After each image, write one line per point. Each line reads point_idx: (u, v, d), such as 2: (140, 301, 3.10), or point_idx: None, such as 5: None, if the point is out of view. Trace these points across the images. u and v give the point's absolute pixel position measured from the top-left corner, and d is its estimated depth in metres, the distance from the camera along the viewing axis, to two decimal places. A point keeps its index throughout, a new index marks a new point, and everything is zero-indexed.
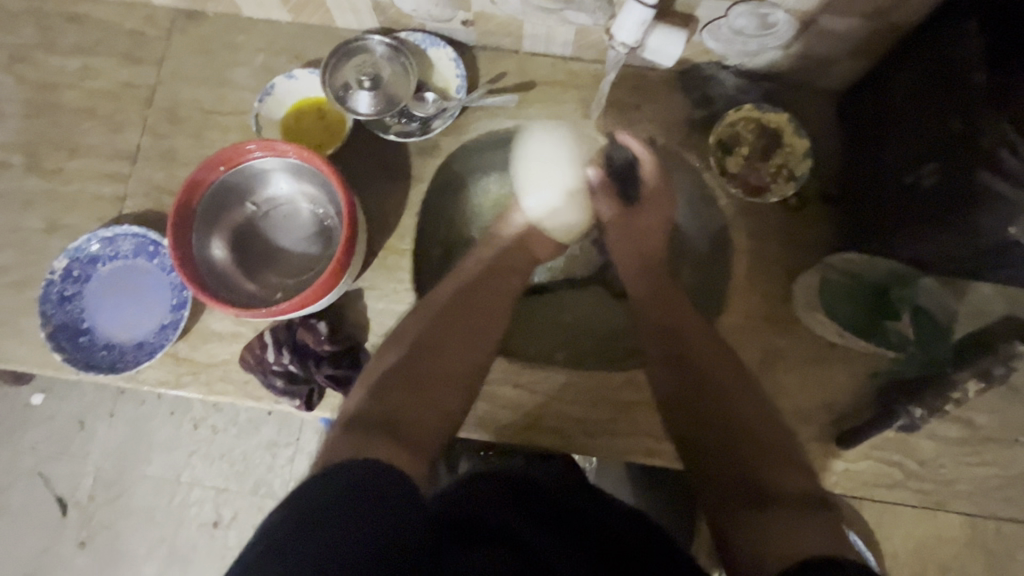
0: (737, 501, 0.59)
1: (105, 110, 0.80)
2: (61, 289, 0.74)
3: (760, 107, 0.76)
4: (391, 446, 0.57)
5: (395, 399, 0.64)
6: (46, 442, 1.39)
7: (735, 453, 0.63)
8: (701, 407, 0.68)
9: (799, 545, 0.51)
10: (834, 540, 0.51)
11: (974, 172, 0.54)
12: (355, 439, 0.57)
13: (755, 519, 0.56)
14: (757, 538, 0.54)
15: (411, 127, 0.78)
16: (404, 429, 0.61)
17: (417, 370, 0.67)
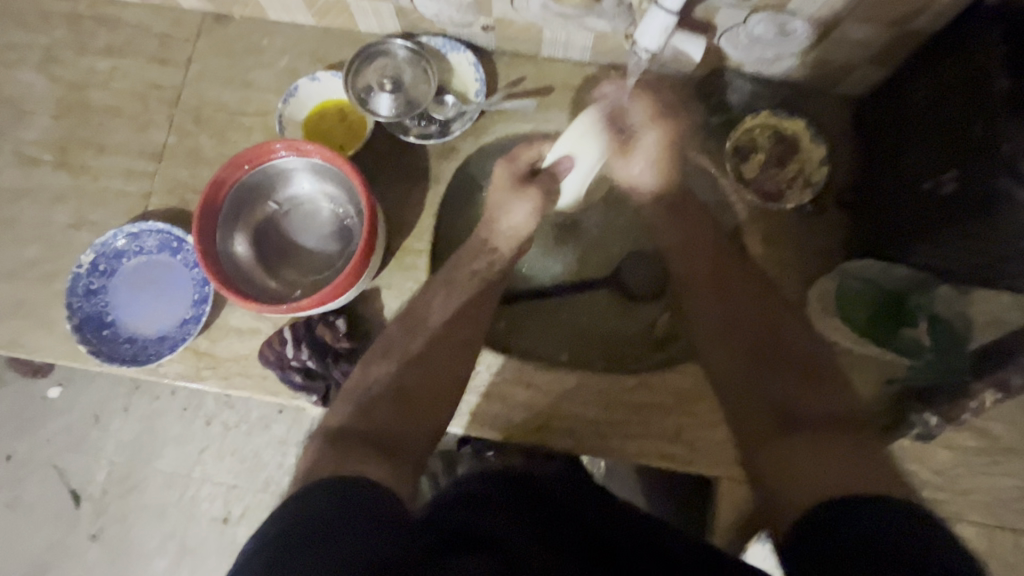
0: (775, 435, 0.59)
1: (133, 109, 0.82)
2: (87, 283, 0.76)
3: (778, 112, 0.76)
4: (379, 463, 0.56)
5: (379, 413, 0.62)
6: (62, 435, 1.41)
7: (775, 391, 0.63)
8: (727, 346, 0.69)
9: (829, 476, 0.51)
10: (862, 463, 0.52)
11: (995, 179, 0.54)
12: (342, 448, 0.57)
13: (784, 450, 0.57)
14: (788, 469, 0.55)
15: (431, 130, 0.79)
16: (385, 441, 0.59)
17: (409, 386, 0.65)
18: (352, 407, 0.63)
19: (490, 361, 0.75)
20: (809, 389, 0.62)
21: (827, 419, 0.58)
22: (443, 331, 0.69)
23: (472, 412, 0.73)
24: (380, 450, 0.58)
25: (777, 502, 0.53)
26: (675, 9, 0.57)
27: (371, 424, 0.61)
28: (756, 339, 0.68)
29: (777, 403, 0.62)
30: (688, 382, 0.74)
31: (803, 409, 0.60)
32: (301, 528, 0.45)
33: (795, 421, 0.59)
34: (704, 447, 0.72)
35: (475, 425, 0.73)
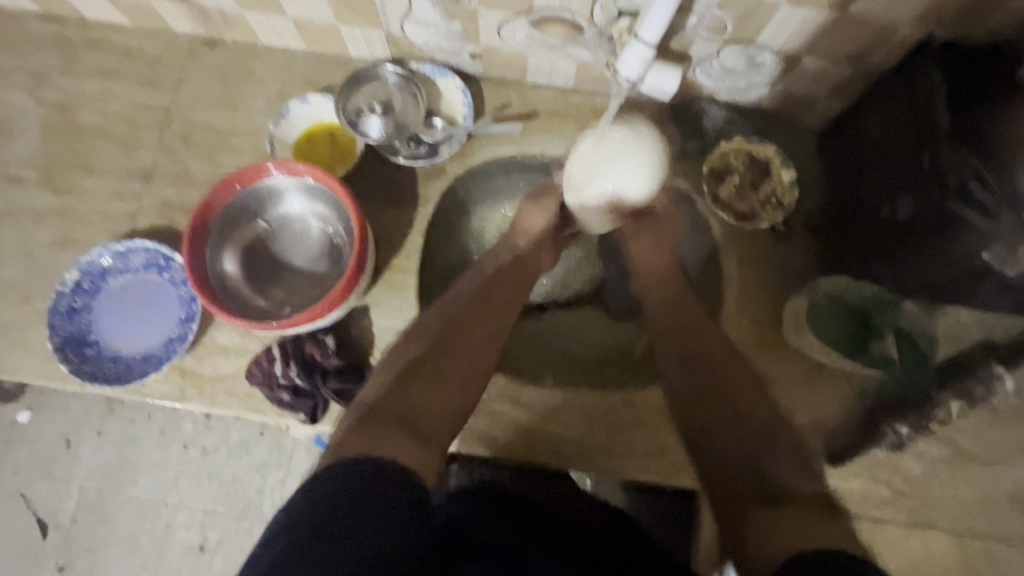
0: (737, 503, 0.59)
1: (121, 130, 0.83)
2: (70, 302, 0.75)
3: (747, 138, 0.81)
4: (415, 445, 0.56)
5: (414, 391, 0.62)
6: (30, 463, 1.36)
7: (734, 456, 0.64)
8: (705, 397, 0.69)
9: (798, 541, 0.51)
10: (830, 537, 0.52)
11: (947, 205, 0.58)
12: (373, 429, 0.55)
13: (755, 514, 0.57)
14: (759, 533, 0.55)
15: (420, 151, 0.81)
16: (418, 426, 0.59)
17: (445, 366, 0.66)
18: (389, 381, 0.63)
19: None
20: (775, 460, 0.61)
21: (793, 489, 0.58)
22: (468, 322, 0.71)
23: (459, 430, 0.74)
24: (413, 437, 0.57)
25: (746, 559, 0.53)
26: (654, 41, 0.60)
27: (409, 405, 0.61)
28: (728, 401, 0.67)
29: (754, 469, 0.61)
30: None
31: (778, 477, 0.60)
32: (345, 504, 0.47)
33: (770, 491, 0.58)
34: (686, 462, 0.74)
35: (462, 443, 0.74)
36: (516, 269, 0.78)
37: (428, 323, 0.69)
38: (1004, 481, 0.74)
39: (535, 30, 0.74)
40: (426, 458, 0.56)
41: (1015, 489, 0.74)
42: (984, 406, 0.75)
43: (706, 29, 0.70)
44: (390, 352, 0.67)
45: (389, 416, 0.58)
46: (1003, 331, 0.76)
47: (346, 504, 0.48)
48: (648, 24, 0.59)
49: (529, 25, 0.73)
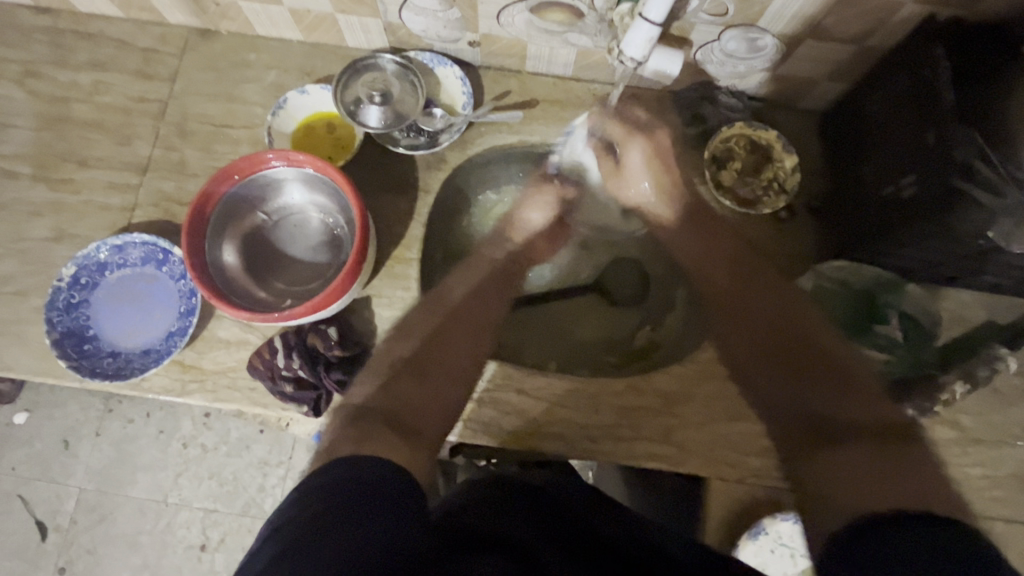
0: (806, 455, 0.57)
1: (115, 123, 0.82)
2: (67, 297, 0.74)
3: (750, 124, 0.80)
4: (399, 443, 0.54)
5: (402, 391, 0.61)
6: (28, 464, 1.35)
7: (782, 401, 0.63)
8: (755, 344, 0.69)
9: (863, 496, 0.49)
10: (913, 486, 0.48)
11: (951, 180, 0.58)
12: (360, 432, 0.54)
13: (823, 459, 0.55)
14: (833, 482, 0.53)
15: (419, 141, 0.80)
16: (406, 425, 0.57)
17: (429, 361, 0.64)
18: (377, 382, 0.62)
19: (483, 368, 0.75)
20: (823, 396, 0.60)
21: (862, 427, 0.56)
22: (456, 312, 0.69)
23: (463, 419, 0.74)
24: (401, 434, 0.55)
25: (817, 515, 0.52)
26: (659, 20, 0.60)
27: (398, 404, 0.59)
28: (781, 348, 0.66)
29: (815, 414, 0.59)
30: (676, 385, 0.75)
31: (841, 418, 0.57)
32: (340, 498, 0.45)
33: (832, 432, 0.57)
34: (693, 448, 0.74)
35: (467, 432, 0.74)
36: (481, 262, 0.75)
37: (418, 324, 0.68)
38: (1007, 461, 0.74)
39: (535, 16, 0.73)
40: (415, 455, 0.54)
41: (1018, 469, 0.74)
42: (988, 387, 0.75)
43: (706, 14, 0.70)
44: (380, 349, 0.67)
45: (373, 418, 0.56)
46: (1005, 313, 0.76)
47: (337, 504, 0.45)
48: (654, 4, 0.58)
49: (528, 11, 0.73)
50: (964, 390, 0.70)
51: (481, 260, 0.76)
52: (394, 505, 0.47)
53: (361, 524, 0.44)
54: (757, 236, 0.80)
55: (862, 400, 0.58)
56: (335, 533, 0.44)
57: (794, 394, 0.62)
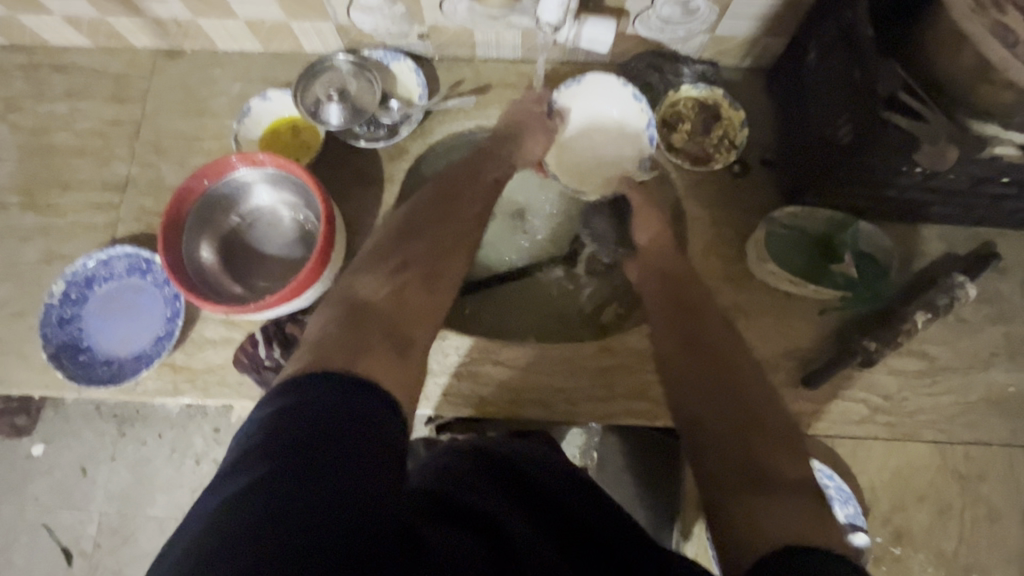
0: (728, 448, 0.59)
1: (94, 146, 0.86)
2: (60, 313, 0.78)
3: (696, 86, 0.83)
4: (392, 354, 0.59)
5: (407, 297, 0.66)
6: (49, 493, 1.40)
7: (699, 382, 0.65)
8: (690, 309, 0.72)
9: (780, 529, 0.50)
10: (811, 532, 0.50)
11: (878, 111, 0.60)
12: (356, 336, 0.59)
13: (748, 501, 0.54)
14: (722, 469, 0.58)
15: (379, 134, 0.84)
16: (404, 334, 0.63)
17: (436, 272, 0.70)
18: (378, 277, 0.67)
19: (460, 343, 0.78)
20: (747, 385, 0.64)
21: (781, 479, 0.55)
22: (467, 219, 0.75)
23: (445, 394, 0.77)
24: (395, 348, 0.60)
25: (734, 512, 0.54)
26: None
27: (403, 307, 0.65)
28: (721, 375, 0.65)
29: (738, 430, 0.59)
30: (645, 342, 0.78)
31: (775, 444, 0.58)
32: (335, 436, 0.47)
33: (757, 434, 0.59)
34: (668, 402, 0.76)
35: (450, 405, 0.77)
36: (493, 190, 0.79)
37: (415, 230, 0.72)
38: (978, 385, 0.76)
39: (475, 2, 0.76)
40: (410, 372, 0.59)
41: (991, 393, 0.75)
42: (951, 315, 0.77)
43: None
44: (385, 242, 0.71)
45: (375, 323, 0.62)
46: (963, 243, 0.78)
47: (323, 434, 0.46)
48: None
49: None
50: (922, 317, 0.71)
51: (496, 186, 0.80)
52: (380, 452, 0.48)
53: (341, 459, 0.45)
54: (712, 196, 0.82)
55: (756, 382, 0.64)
56: (320, 462, 0.45)
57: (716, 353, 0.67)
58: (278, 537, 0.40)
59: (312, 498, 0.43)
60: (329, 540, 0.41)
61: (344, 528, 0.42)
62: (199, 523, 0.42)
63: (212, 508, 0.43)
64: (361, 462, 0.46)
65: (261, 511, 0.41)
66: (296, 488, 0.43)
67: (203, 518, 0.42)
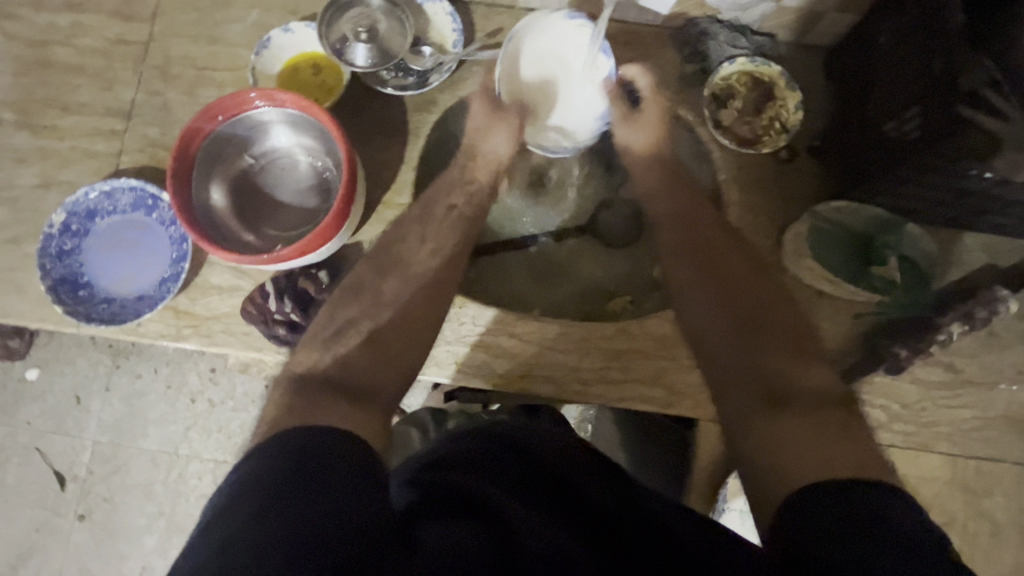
0: (747, 415, 0.57)
1: (97, 66, 0.80)
2: (59, 244, 0.74)
3: (752, 60, 0.77)
4: (349, 408, 0.56)
5: (356, 357, 0.63)
6: (43, 418, 1.39)
7: (713, 318, 0.66)
8: (710, 270, 0.69)
9: (813, 465, 0.50)
10: (855, 458, 0.50)
11: (955, 108, 0.56)
12: (304, 399, 0.56)
13: (770, 425, 0.55)
14: (771, 442, 0.54)
15: (408, 81, 0.77)
16: (358, 390, 0.59)
17: (389, 327, 0.66)
18: (320, 345, 0.63)
19: (480, 313, 0.75)
20: (771, 352, 0.61)
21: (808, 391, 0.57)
22: (428, 260, 0.71)
23: (456, 363, 0.74)
24: (349, 399, 0.57)
25: (762, 475, 0.52)
26: None
27: (344, 371, 0.60)
28: (757, 319, 0.64)
29: (758, 370, 0.60)
30: (668, 329, 0.75)
31: (789, 385, 0.58)
32: (301, 469, 0.47)
33: (780, 397, 0.57)
34: (683, 390, 0.74)
35: (460, 375, 0.75)
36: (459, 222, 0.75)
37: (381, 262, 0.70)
38: (1000, 402, 0.74)
39: None
40: (369, 419, 0.56)
41: (1011, 411, 0.74)
42: (986, 329, 0.74)
43: None
44: (331, 305, 0.67)
45: (310, 386, 0.58)
46: (1009, 255, 0.74)
47: (290, 477, 0.46)
48: None
49: None
50: (957, 329, 0.69)
51: (453, 215, 0.75)
52: (351, 472, 0.47)
53: (303, 496, 0.45)
54: (755, 180, 0.77)
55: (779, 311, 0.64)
56: (292, 503, 0.44)
57: (724, 302, 0.67)
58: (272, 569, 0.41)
59: (285, 530, 0.43)
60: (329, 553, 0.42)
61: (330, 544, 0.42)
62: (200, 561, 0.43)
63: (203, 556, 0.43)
64: (334, 489, 0.46)
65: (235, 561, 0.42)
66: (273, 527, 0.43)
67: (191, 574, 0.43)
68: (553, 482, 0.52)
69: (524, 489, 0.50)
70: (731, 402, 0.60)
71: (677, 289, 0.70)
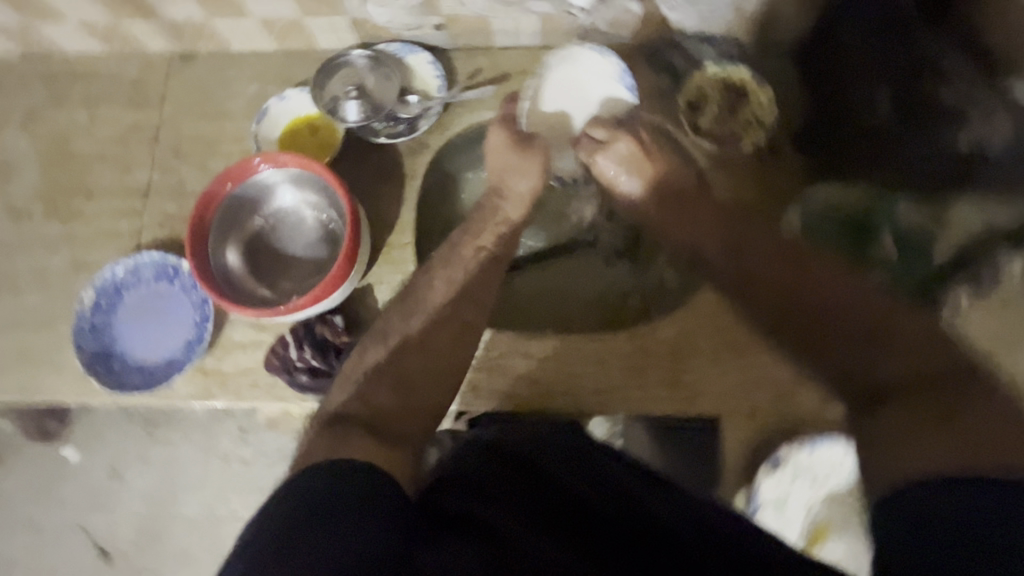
0: (870, 407, 0.61)
1: (114, 152, 0.86)
2: (92, 321, 0.79)
3: (722, 66, 0.81)
4: (371, 440, 0.60)
5: (379, 399, 0.66)
6: (85, 495, 1.42)
7: (814, 303, 0.68)
8: (775, 266, 0.71)
9: (928, 461, 0.52)
10: (982, 439, 0.52)
11: (918, 85, 0.70)
12: (336, 435, 0.60)
13: (901, 419, 0.57)
14: (896, 434, 0.56)
15: (399, 129, 0.82)
16: (390, 430, 0.63)
17: (409, 367, 0.68)
18: (352, 388, 0.68)
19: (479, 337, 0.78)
20: (880, 354, 0.62)
21: (914, 374, 0.59)
22: (443, 306, 0.72)
23: (475, 390, 0.76)
24: (374, 432, 0.61)
25: (892, 460, 0.54)
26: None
27: (371, 412, 0.64)
28: (853, 306, 0.66)
29: (869, 368, 0.62)
30: (676, 330, 0.77)
31: (889, 372, 0.61)
32: (319, 501, 0.49)
33: (881, 393, 0.61)
34: (701, 389, 0.75)
35: (480, 401, 0.76)
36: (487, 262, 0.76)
37: (406, 307, 0.72)
38: None
39: None
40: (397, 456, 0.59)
41: None
42: (996, 294, 0.74)
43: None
44: (355, 355, 0.71)
45: (328, 438, 0.60)
46: None
47: (307, 511, 0.49)
48: None
49: None
50: (965, 297, 0.73)
51: (482, 255, 0.76)
52: (360, 508, 0.49)
53: (321, 530, 0.47)
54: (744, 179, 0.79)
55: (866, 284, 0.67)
56: (307, 543, 0.47)
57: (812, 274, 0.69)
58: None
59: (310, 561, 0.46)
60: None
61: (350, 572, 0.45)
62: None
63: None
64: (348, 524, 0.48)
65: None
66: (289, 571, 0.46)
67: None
68: (581, 505, 0.52)
69: (539, 513, 0.51)
70: (867, 408, 0.61)
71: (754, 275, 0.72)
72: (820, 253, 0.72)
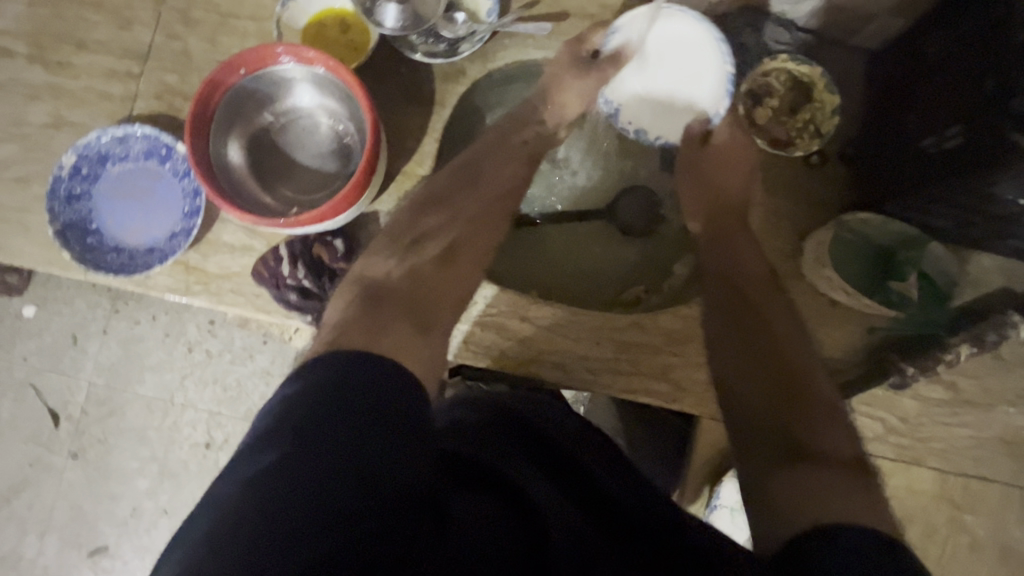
0: (763, 463, 0.54)
1: (114, 3, 0.76)
2: (69, 187, 0.72)
3: (795, 57, 0.74)
4: (412, 330, 0.60)
5: (428, 270, 0.67)
6: (39, 356, 1.39)
7: (746, 369, 0.62)
8: (724, 295, 0.69)
9: (825, 507, 0.47)
10: (855, 499, 0.47)
11: (1003, 131, 0.55)
12: (372, 308, 0.59)
13: (786, 474, 0.51)
14: (784, 495, 0.50)
15: (438, 48, 0.75)
16: (425, 305, 0.63)
17: (457, 245, 0.70)
18: (397, 254, 0.67)
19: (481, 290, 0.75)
20: (801, 418, 0.55)
21: (834, 456, 0.52)
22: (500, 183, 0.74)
23: (465, 342, 0.74)
24: (412, 322, 0.60)
25: (765, 517, 0.49)
26: None
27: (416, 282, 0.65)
28: (776, 356, 0.61)
29: (784, 432, 0.55)
30: (678, 325, 0.74)
31: (809, 437, 0.54)
32: (347, 404, 0.46)
33: (801, 452, 0.53)
34: (688, 388, 0.74)
35: (468, 354, 0.74)
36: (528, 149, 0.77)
37: (454, 182, 0.72)
38: (995, 424, 0.75)
39: None
40: (423, 346, 0.59)
41: (1005, 434, 0.75)
42: (992, 352, 0.74)
43: None
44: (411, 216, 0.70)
45: (363, 320, 0.58)
46: None
47: (331, 415, 0.45)
48: None
49: None
50: (965, 351, 0.70)
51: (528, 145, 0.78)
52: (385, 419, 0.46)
53: (343, 442, 0.44)
54: (782, 181, 0.76)
55: (792, 334, 0.64)
56: (330, 451, 0.44)
57: (738, 317, 0.66)
58: (332, 520, 0.41)
59: (326, 481, 0.43)
60: (359, 519, 0.42)
61: (362, 500, 0.43)
62: (238, 480, 0.43)
63: (227, 495, 0.42)
64: (369, 440, 0.45)
65: (267, 500, 0.41)
66: (316, 472, 0.43)
67: (218, 506, 0.42)
68: (573, 463, 0.58)
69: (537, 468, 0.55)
70: (753, 460, 0.55)
71: (709, 290, 0.70)
72: (748, 256, 0.71)
